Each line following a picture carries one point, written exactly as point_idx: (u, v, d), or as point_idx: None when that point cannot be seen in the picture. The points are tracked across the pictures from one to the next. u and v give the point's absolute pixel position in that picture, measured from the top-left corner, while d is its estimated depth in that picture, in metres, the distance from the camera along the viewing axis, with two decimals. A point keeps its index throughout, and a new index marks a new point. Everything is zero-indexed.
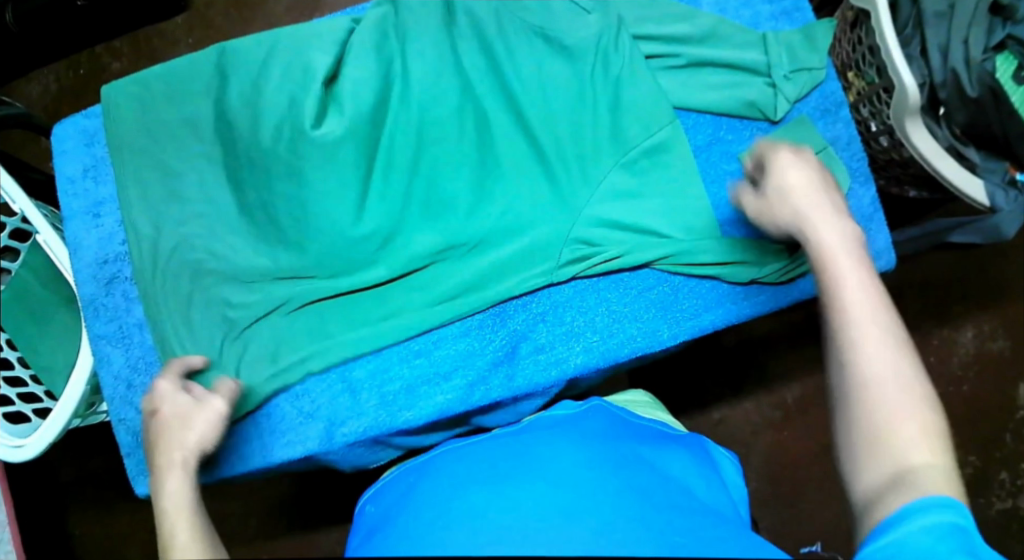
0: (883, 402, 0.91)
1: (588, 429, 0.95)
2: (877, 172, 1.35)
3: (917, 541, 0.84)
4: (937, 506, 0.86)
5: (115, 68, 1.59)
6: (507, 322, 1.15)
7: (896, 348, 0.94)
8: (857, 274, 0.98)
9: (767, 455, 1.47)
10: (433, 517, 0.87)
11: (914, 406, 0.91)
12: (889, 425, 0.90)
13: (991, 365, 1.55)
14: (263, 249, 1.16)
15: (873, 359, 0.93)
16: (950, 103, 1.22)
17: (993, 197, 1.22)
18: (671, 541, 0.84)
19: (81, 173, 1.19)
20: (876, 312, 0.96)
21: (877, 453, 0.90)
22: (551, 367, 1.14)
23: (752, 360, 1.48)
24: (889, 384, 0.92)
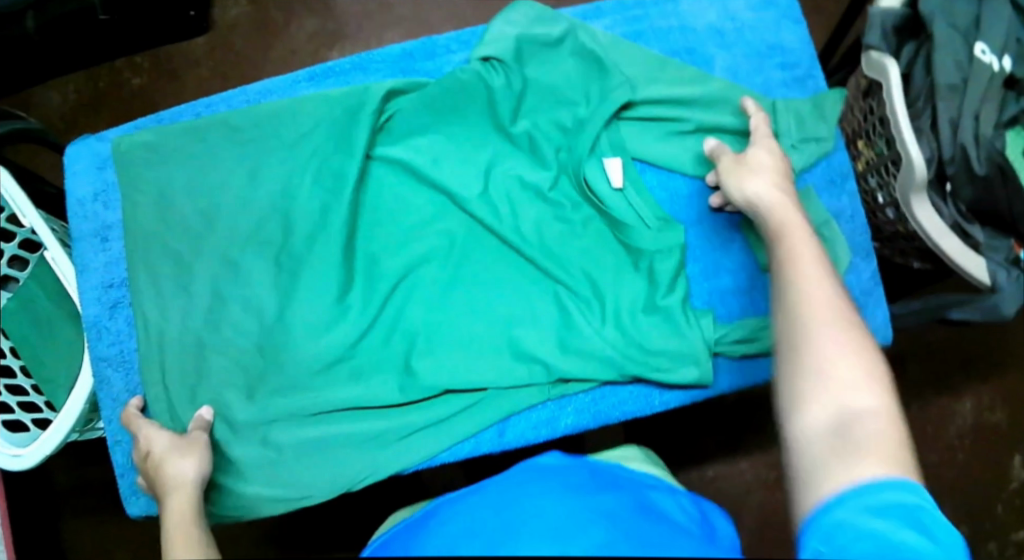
0: (818, 352, 0.93)
1: (603, 479, 0.91)
2: (883, 241, 1.34)
3: (871, 522, 0.85)
4: (898, 485, 0.87)
5: (134, 84, 1.60)
6: (502, 388, 1.12)
7: (836, 296, 0.96)
8: (805, 243, 1.00)
9: (758, 513, 1.46)
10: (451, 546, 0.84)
11: (860, 353, 0.93)
12: (829, 367, 0.92)
13: (989, 437, 1.54)
14: (261, 287, 1.13)
15: (811, 300, 0.96)
16: (957, 179, 1.21)
17: (995, 276, 1.21)
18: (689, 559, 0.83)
19: (92, 196, 1.19)
20: (819, 268, 0.98)
21: (818, 395, 0.92)
22: (544, 426, 1.12)
23: (750, 418, 1.48)
24: (829, 331, 0.94)
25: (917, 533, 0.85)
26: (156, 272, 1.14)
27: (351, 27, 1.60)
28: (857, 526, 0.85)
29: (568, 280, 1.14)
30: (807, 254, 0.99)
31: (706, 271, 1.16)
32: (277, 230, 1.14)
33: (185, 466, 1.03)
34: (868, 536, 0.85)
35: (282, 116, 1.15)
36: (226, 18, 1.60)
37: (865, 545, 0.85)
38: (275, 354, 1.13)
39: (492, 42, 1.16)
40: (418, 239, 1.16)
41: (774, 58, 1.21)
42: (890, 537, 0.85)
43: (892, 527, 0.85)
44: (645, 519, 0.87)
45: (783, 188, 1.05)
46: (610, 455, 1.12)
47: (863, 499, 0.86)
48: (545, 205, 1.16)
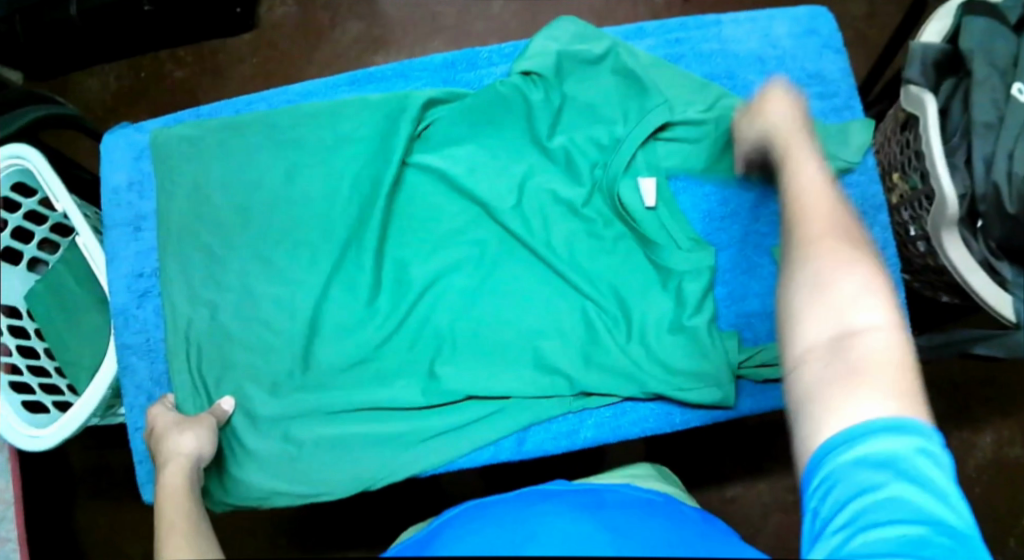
0: (820, 270, 0.91)
1: (598, 508, 0.92)
2: (912, 274, 1.35)
3: (861, 473, 0.83)
4: (892, 429, 0.83)
5: (177, 76, 1.63)
6: (525, 399, 1.13)
7: (847, 225, 0.94)
8: (811, 175, 0.98)
9: (774, 535, 1.47)
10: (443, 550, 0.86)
11: (865, 265, 0.91)
12: (831, 282, 0.90)
13: (1007, 473, 1.54)
14: (293, 285, 1.15)
15: (819, 230, 0.94)
16: (988, 217, 1.21)
17: (1019, 313, 1.21)
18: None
19: (127, 186, 1.22)
20: (825, 193, 0.97)
21: (820, 308, 0.89)
22: (563, 438, 1.13)
23: (768, 441, 1.49)
24: (832, 250, 0.92)
25: (912, 479, 0.82)
26: (189, 266, 1.17)
27: (394, 32, 1.63)
28: (847, 479, 0.83)
29: (596, 295, 1.16)
30: (812, 184, 0.98)
31: (732, 294, 1.17)
32: (314, 231, 1.16)
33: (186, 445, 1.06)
34: (862, 489, 0.82)
35: (323, 118, 1.17)
36: (272, 17, 1.63)
37: (858, 497, 0.82)
38: (304, 353, 1.15)
39: (532, 57, 1.18)
40: (451, 248, 1.18)
41: (810, 87, 1.22)
42: (883, 489, 0.82)
43: (886, 478, 0.82)
44: (645, 543, 0.87)
45: (798, 114, 1.05)
46: (626, 472, 1.13)
47: (854, 451, 0.83)
48: (577, 222, 1.18)
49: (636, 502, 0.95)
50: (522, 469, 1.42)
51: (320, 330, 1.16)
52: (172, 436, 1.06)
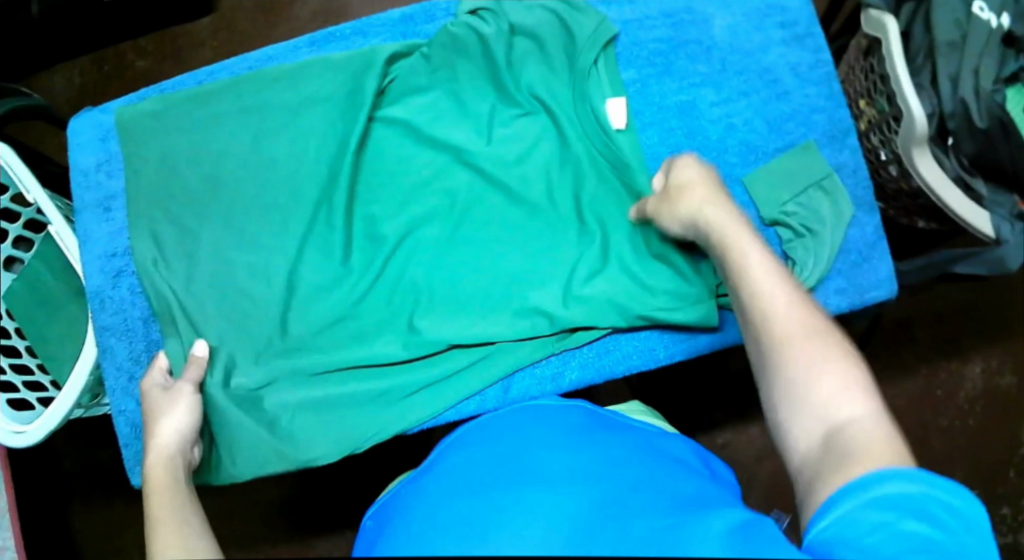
0: (786, 379, 0.92)
1: (586, 433, 0.93)
2: (887, 201, 1.34)
3: (874, 512, 0.83)
4: (899, 477, 0.84)
5: (139, 66, 1.62)
6: (509, 346, 1.13)
7: (799, 307, 0.95)
8: (765, 278, 0.97)
9: (769, 479, 1.47)
10: (436, 518, 0.86)
11: (829, 348, 0.92)
12: (808, 380, 0.91)
13: (1000, 402, 1.52)
14: (264, 252, 1.14)
15: (772, 323, 0.94)
16: (958, 133, 1.21)
17: (998, 230, 1.21)
18: (656, 532, 0.83)
19: (95, 167, 1.20)
20: (780, 286, 0.96)
21: (800, 409, 0.90)
22: (550, 384, 1.13)
23: (757, 386, 1.48)
24: (790, 348, 0.92)
25: (923, 523, 0.83)
26: (158, 246, 1.14)
27: (355, 6, 1.62)
28: (857, 519, 0.83)
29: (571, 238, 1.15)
30: (763, 275, 0.97)
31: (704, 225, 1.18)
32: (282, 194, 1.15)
33: (174, 422, 1.04)
34: (877, 529, 0.82)
35: (286, 80, 1.16)
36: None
37: (872, 537, 0.82)
38: (282, 318, 1.14)
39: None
40: (412, 198, 1.16)
41: (772, 17, 1.20)
42: (896, 530, 0.82)
43: (897, 520, 0.83)
44: (632, 469, 0.89)
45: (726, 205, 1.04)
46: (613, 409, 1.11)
47: (865, 497, 0.84)
48: (543, 166, 1.16)
49: (624, 429, 0.97)
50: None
51: (298, 292, 1.14)
52: (164, 396, 1.06)
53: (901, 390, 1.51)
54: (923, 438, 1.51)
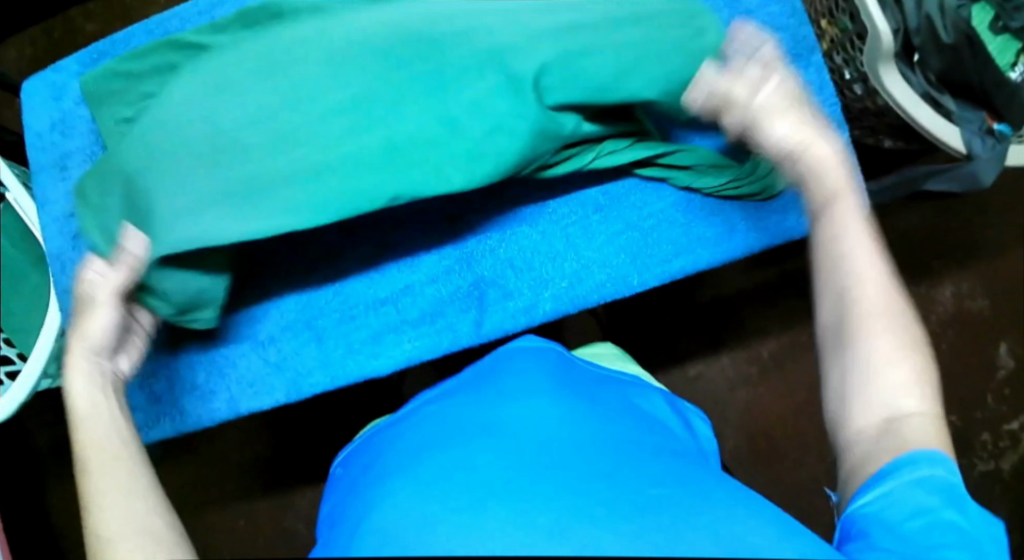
0: (859, 349, 0.90)
1: (565, 380, 0.89)
2: (852, 122, 1.33)
3: (913, 497, 0.82)
4: (943, 463, 0.84)
5: (89, 30, 1.57)
6: (475, 270, 1.08)
7: (890, 290, 0.92)
8: (860, 242, 0.94)
9: (743, 411, 1.47)
10: (397, 476, 0.79)
11: (911, 343, 0.90)
12: (876, 365, 0.89)
13: (975, 325, 1.52)
14: (211, 170, 1.00)
15: (863, 296, 0.91)
16: (924, 49, 1.18)
17: (970, 145, 1.21)
18: (646, 494, 0.77)
19: (49, 127, 1.14)
20: (869, 255, 0.93)
21: (867, 389, 0.88)
22: (523, 315, 1.07)
23: (727, 317, 1.48)
24: (874, 322, 0.90)
25: (960, 513, 0.82)
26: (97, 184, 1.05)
27: None
28: (897, 502, 0.82)
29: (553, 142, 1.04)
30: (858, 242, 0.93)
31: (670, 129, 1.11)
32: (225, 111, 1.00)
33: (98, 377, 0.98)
34: (916, 515, 0.81)
35: None
36: None
37: (908, 524, 0.81)
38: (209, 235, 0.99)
39: None
40: (372, 98, 1.01)
41: None
42: (936, 515, 0.81)
43: (939, 504, 0.82)
44: (613, 421, 0.85)
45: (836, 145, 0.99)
46: (585, 351, 1.08)
47: (914, 474, 0.83)
48: (526, 62, 1.01)
49: (601, 382, 0.93)
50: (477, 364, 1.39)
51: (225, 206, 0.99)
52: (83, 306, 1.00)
53: None
54: None
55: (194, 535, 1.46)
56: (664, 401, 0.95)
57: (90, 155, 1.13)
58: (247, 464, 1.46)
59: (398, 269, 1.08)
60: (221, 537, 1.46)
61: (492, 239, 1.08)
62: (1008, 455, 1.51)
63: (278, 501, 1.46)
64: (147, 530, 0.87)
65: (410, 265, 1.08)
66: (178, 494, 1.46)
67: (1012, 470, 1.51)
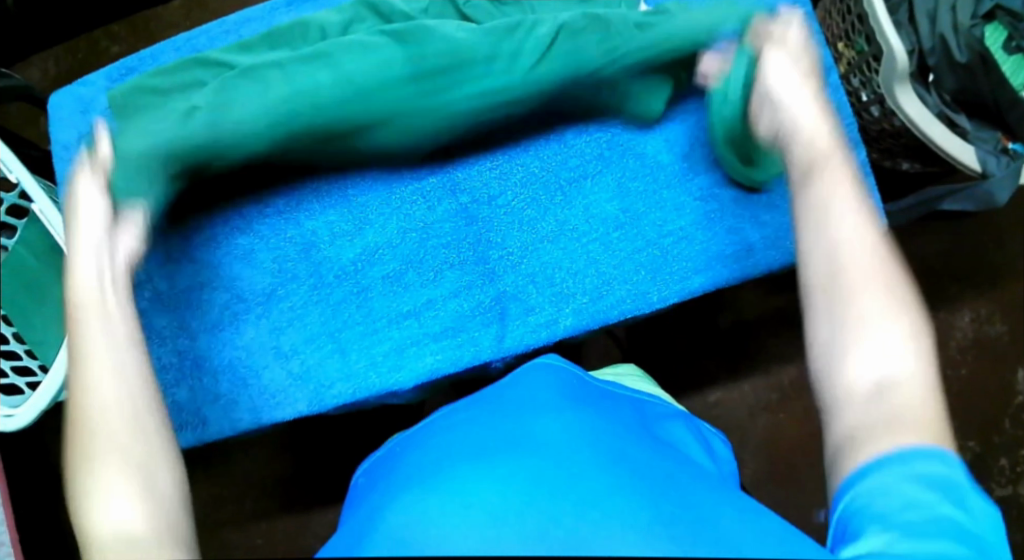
0: (854, 303, 0.83)
1: (585, 400, 0.89)
2: (872, 144, 1.35)
3: (910, 490, 0.75)
4: (935, 456, 0.77)
5: (113, 52, 1.57)
6: (492, 285, 1.07)
7: (885, 262, 0.85)
8: (851, 213, 0.88)
9: (764, 435, 1.48)
10: (420, 485, 0.78)
11: (904, 310, 0.83)
12: (869, 323, 0.82)
13: (992, 352, 1.52)
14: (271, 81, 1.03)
15: (846, 243, 0.86)
16: (939, 69, 1.20)
17: (985, 164, 1.21)
18: (669, 508, 0.77)
19: (76, 140, 1.14)
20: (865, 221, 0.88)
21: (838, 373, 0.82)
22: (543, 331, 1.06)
23: (747, 341, 1.49)
24: (874, 283, 0.84)
25: (957, 508, 0.74)
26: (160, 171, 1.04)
27: None
28: (891, 493, 0.75)
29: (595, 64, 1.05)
30: (856, 208, 0.88)
31: (689, 151, 1.10)
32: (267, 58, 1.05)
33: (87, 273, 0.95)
34: (906, 508, 0.74)
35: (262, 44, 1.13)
36: None
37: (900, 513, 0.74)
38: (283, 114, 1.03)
39: None
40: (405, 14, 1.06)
41: None
42: (930, 508, 0.74)
43: (934, 498, 0.75)
44: (633, 444, 0.85)
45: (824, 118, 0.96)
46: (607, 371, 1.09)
47: (903, 467, 0.76)
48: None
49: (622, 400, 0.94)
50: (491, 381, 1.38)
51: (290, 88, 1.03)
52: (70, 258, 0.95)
53: None
54: None
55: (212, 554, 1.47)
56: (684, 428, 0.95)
57: None
58: (268, 484, 1.47)
59: (421, 285, 1.07)
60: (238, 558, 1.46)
61: (512, 255, 1.08)
62: None
63: (297, 522, 1.46)
64: (136, 506, 0.79)
65: (433, 280, 1.07)
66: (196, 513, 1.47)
67: None
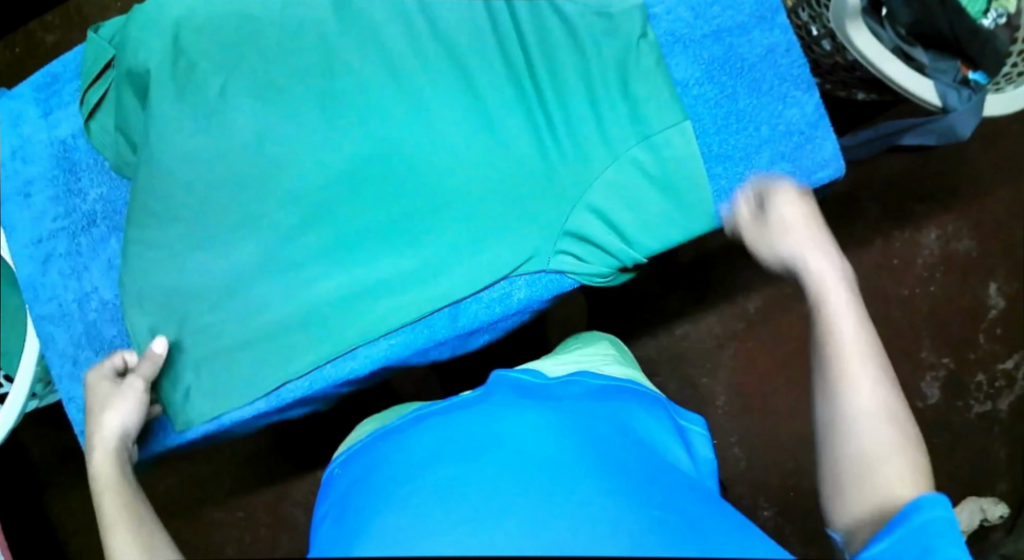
0: (852, 431, 0.90)
1: (541, 395, 0.92)
2: (824, 77, 1.29)
3: (921, 542, 0.81)
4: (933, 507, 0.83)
5: (49, 42, 1.43)
6: (444, 271, 1.06)
7: (881, 380, 0.91)
8: (859, 363, 0.92)
9: (733, 367, 1.48)
10: (390, 496, 0.81)
11: (894, 439, 0.89)
12: (868, 452, 0.89)
13: (959, 268, 1.49)
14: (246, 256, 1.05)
15: (860, 385, 0.91)
16: (893, 2, 1.18)
17: (945, 98, 1.18)
18: (651, 515, 0.79)
19: (9, 154, 1.12)
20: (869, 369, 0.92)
21: (862, 481, 0.88)
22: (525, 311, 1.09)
23: (707, 273, 1.48)
24: (864, 416, 0.90)
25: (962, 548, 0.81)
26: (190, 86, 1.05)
27: None
28: (911, 547, 0.81)
29: (593, 134, 1.06)
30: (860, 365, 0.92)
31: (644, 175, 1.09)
32: (244, 130, 1.05)
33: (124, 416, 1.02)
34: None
35: None
36: None
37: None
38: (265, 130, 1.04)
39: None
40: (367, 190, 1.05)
41: None
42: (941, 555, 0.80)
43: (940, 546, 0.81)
44: (612, 442, 0.86)
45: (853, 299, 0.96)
46: (579, 351, 1.07)
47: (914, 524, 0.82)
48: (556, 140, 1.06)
49: (602, 395, 0.94)
50: (479, 363, 1.39)
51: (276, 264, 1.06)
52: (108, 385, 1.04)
53: (856, 265, 1.49)
54: (885, 309, 1.49)
55: (198, 533, 1.47)
56: (665, 419, 0.96)
57: (52, 178, 1.11)
58: (243, 459, 1.46)
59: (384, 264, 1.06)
60: (222, 532, 1.47)
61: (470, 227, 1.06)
62: (1004, 396, 1.50)
63: (276, 491, 1.46)
64: None
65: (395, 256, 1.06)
66: (176, 493, 1.47)
67: (1008, 410, 1.50)
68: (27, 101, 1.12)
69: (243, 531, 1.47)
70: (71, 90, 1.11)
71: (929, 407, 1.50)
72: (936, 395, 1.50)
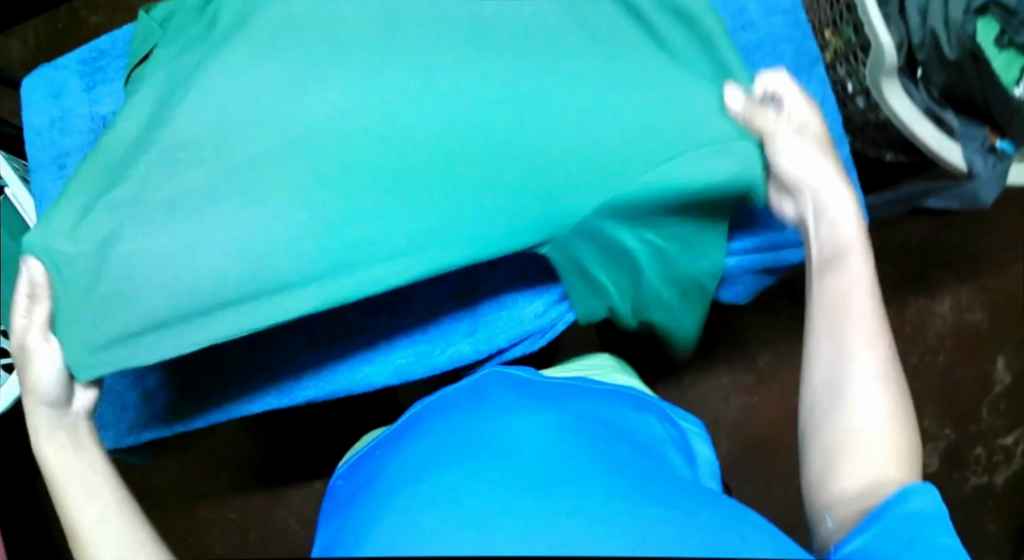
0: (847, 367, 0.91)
1: (540, 396, 0.91)
2: (854, 133, 1.30)
3: (902, 531, 0.81)
4: (916, 497, 0.82)
5: (92, 22, 1.44)
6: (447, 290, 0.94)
7: (880, 337, 0.92)
8: (858, 303, 0.93)
9: (738, 416, 1.47)
10: (391, 495, 0.80)
11: (881, 374, 0.91)
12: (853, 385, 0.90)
13: (969, 338, 1.49)
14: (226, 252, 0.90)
15: (852, 327, 0.92)
16: (928, 64, 1.16)
17: (971, 163, 1.20)
18: (649, 510, 0.78)
19: (47, 125, 1.12)
20: (867, 309, 0.93)
21: (857, 439, 0.89)
22: (539, 336, 1.11)
23: (720, 320, 1.47)
24: (858, 353, 0.91)
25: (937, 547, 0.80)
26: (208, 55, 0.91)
27: None
28: (891, 537, 0.81)
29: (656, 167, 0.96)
30: (863, 302, 0.93)
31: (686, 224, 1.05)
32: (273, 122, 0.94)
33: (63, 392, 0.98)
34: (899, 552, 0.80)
35: None
36: None
37: (906, 557, 0.80)
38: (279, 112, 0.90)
39: None
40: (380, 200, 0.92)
41: None
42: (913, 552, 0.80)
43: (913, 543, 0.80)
44: (606, 440, 0.86)
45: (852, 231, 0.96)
46: (583, 364, 1.07)
47: (889, 517, 0.82)
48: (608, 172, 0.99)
49: (599, 399, 0.95)
50: None
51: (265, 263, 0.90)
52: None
53: None
54: None
55: (183, 530, 1.46)
56: (662, 424, 0.96)
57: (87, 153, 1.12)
58: (237, 460, 1.45)
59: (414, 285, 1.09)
60: (209, 532, 1.45)
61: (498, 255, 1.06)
62: (1001, 471, 1.50)
63: (269, 496, 1.45)
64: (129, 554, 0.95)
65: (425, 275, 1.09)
66: (166, 488, 1.45)
67: (1004, 486, 1.50)
68: (69, 74, 1.12)
69: (230, 532, 1.46)
70: (117, 67, 1.12)
71: (928, 475, 1.49)
72: (935, 465, 1.49)
